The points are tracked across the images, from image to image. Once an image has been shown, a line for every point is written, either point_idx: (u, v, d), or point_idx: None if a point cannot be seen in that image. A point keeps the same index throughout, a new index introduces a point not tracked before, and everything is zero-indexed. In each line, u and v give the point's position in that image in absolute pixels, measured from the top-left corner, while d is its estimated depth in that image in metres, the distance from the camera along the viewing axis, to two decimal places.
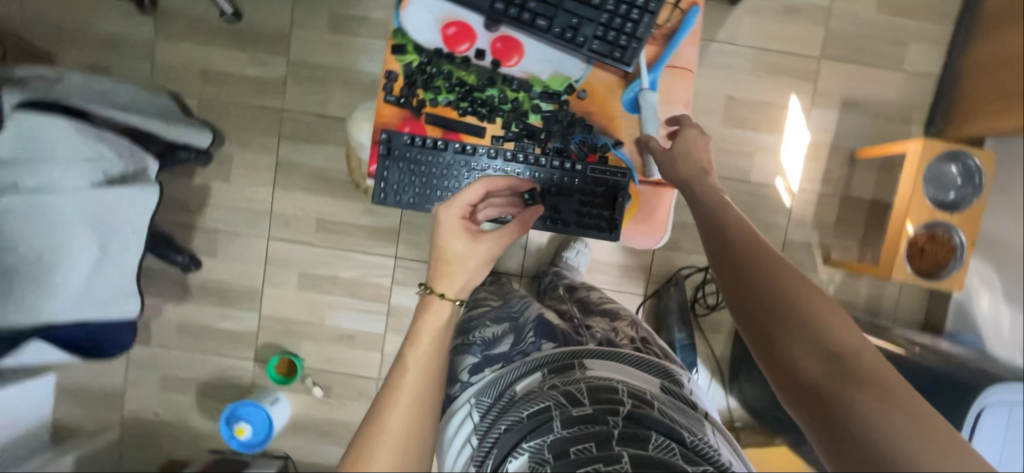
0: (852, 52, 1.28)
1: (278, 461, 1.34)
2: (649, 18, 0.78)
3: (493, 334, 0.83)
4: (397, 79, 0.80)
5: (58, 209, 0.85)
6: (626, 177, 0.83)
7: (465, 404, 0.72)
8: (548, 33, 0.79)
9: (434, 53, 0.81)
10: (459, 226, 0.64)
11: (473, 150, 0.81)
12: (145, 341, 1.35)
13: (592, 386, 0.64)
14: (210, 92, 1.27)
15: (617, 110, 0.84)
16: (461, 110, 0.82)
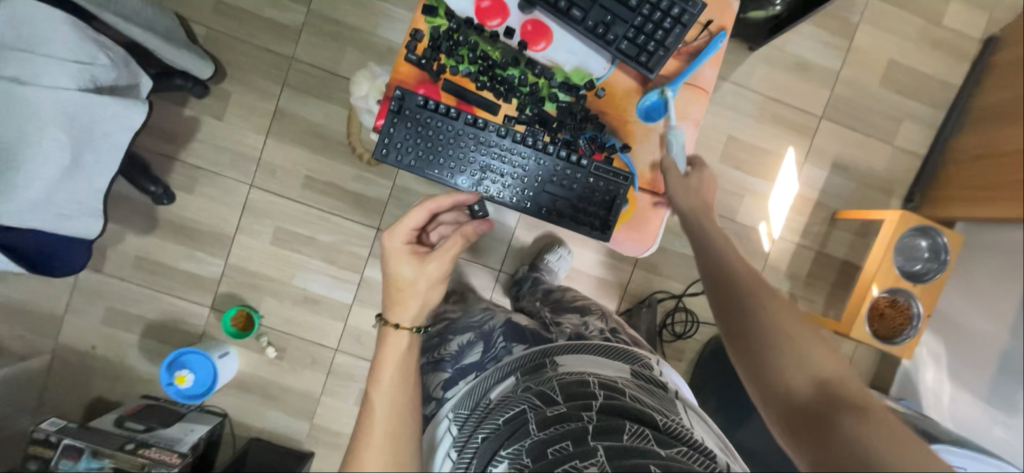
0: (849, 118, 1.35)
1: (214, 418, 1.27)
2: (681, 30, 0.75)
3: (459, 346, 0.83)
4: (422, 39, 0.75)
5: (32, 104, 0.81)
6: (627, 180, 0.78)
7: (443, 419, 0.71)
8: (580, 25, 0.75)
9: (464, 22, 0.77)
10: (406, 249, 0.70)
11: (484, 126, 0.76)
12: (98, 268, 1.28)
13: (564, 384, 0.65)
14: (221, 26, 1.24)
15: (631, 113, 0.79)
16: (479, 83, 0.77)
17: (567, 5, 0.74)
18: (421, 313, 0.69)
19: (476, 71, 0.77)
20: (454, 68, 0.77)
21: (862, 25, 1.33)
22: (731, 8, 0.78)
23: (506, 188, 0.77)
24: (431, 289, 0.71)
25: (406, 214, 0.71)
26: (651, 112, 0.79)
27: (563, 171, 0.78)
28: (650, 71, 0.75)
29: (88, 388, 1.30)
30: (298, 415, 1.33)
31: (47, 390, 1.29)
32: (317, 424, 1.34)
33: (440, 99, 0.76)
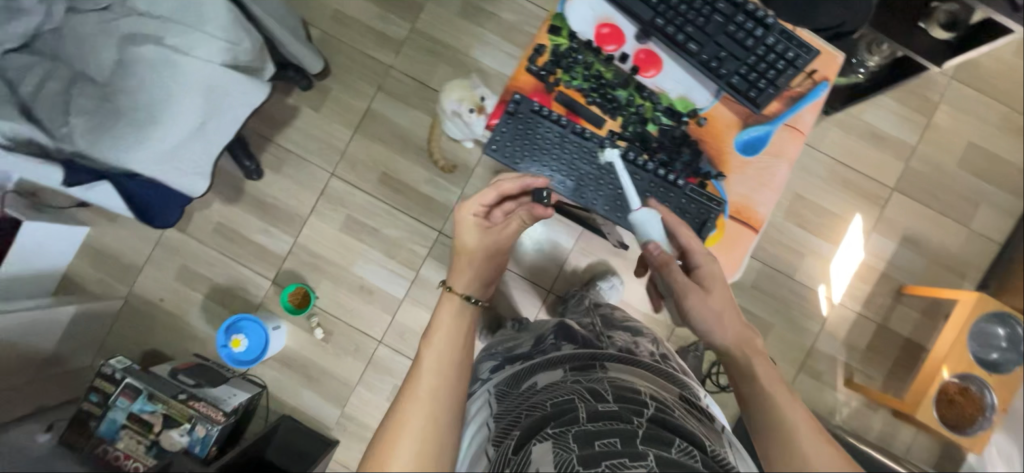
0: (925, 194, 1.32)
1: (255, 387, 1.31)
2: (793, 72, 0.74)
3: (514, 345, 0.90)
4: (544, 53, 0.77)
5: (181, 69, 0.91)
6: (719, 206, 0.76)
7: (483, 394, 0.75)
8: (694, 58, 0.75)
9: (583, 44, 0.78)
10: (476, 220, 0.70)
11: (589, 137, 0.76)
12: (182, 228, 1.38)
13: (616, 386, 0.66)
14: (334, 31, 1.37)
15: (729, 145, 0.78)
16: (590, 99, 0.78)
17: (684, 38, 0.74)
18: (475, 283, 0.69)
19: (586, 87, 0.78)
20: (566, 82, 0.78)
21: (944, 103, 1.32)
22: (838, 59, 0.78)
23: (599, 203, 0.76)
24: (491, 261, 0.71)
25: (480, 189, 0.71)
26: (752, 146, 0.78)
27: (661, 188, 0.76)
28: (758, 106, 0.75)
29: (147, 338, 1.37)
30: (331, 399, 1.36)
31: (111, 334, 1.38)
32: (348, 412, 1.36)
33: (550, 107, 0.78)
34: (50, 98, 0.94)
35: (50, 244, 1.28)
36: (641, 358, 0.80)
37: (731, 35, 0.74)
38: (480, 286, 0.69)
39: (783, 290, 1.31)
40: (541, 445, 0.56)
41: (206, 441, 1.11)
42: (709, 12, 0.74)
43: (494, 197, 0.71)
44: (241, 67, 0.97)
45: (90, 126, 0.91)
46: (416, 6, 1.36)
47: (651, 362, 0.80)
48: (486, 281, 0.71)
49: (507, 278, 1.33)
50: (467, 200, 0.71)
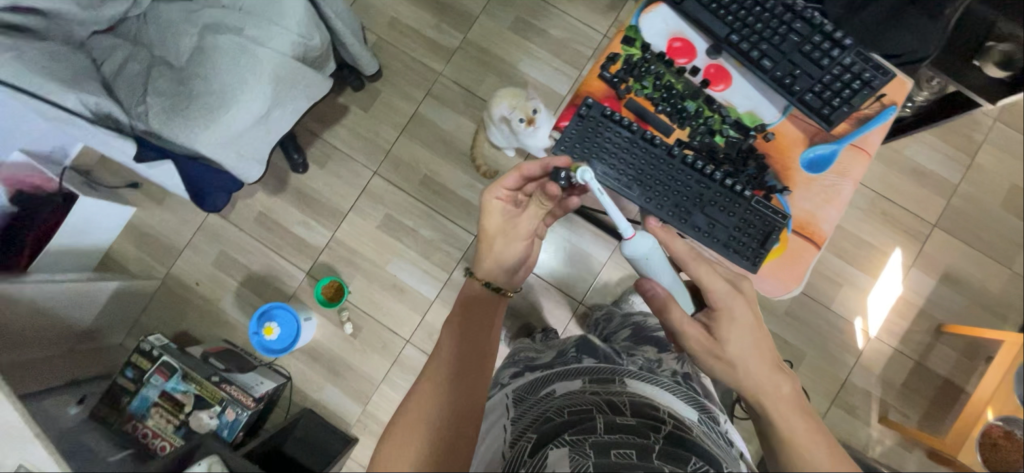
0: (967, 233, 1.31)
1: (281, 378, 1.31)
2: (867, 92, 0.76)
3: (536, 355, 0.90)
4: (618, 61, 0.81)
5: (255, 58, 0.96)
6: (783, 219, 0.76)
7: (501, 401, 0.74)
8: (767, 74, 0.78)
9: (657, 54, 0.81)
10: (498, 207, 0.75)
11: (658, 142, 0.78)
12: (224, 215, 1.41)
13: (634, 401, 0.64)
14: (390, 37, 1.43)
15: (795, 162, 0.79)
16: (661, 107, 0.80)
17: (759, 55, 0.78)
18: (494, 271, 0.76)
19: (657, 96, 0.81)
20: (637, 90, 0.81)
21: (987, 144, 1.32)
22: (907, 85, 0.79)
23: (663, 209, 0.78)
24: (511, 245, 0.76)
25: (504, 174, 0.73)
26: (817, 164, 0.79)
27: (726, 199, 0.77)
28: (830, 124, 0.76)
29: (179, 321, 1.39)
30: (354, 396, 1.35)
31: (144, 314, 1.39)
32: (370, 410, 1.35)
33: (621, 113, 0.80)
34: (130, 81, 0.99)
35: (98, 220, 1.32)
36: (661, 374, 0.78)
37: (804, 55, 0.77)
38: (496, 270, 0.76)
39: (818, 320, 1.29)
40: (557, 450, 0.53)
41: (234, 426, 1.11)
42: (784, 32, 0.78)
43: (516, 181, 0.73)
44: (308, 62, 1.03)
45: (164, 109, 0.95)
46: (470, 19, 1.42)
47: (671, 378, 0.78)
48: (504, 266, 0.76)
49: (535, 285, 1.33)
50: (491, 186, 0.74)
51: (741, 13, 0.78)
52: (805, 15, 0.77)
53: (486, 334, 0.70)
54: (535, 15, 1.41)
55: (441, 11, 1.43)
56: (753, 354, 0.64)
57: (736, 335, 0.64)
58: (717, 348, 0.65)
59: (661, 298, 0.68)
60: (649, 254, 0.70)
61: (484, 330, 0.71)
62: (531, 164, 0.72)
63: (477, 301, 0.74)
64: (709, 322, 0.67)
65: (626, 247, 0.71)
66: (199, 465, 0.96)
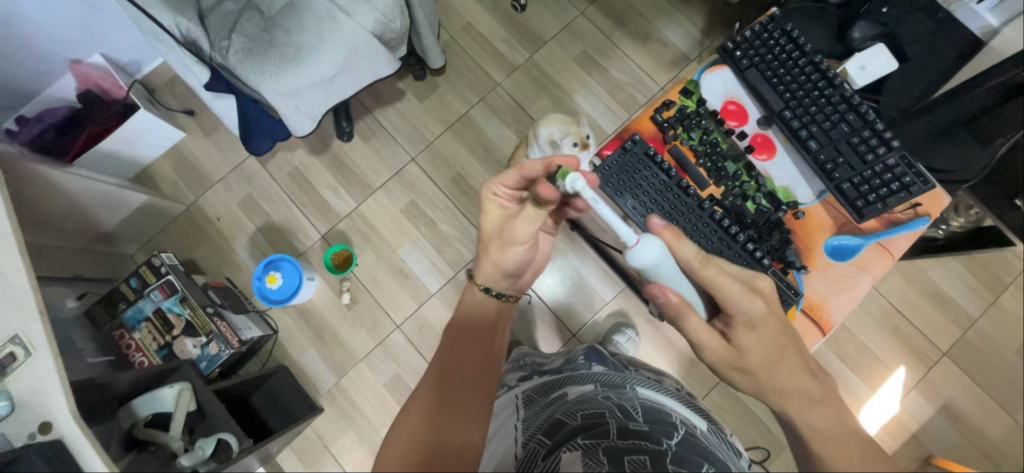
0: (977, 370, 1.28)
1: (268, 329, 1.33)
2: (904, 195, 0.77)
3: (545, 363, 0.91)
4: (672, 108, 0.85)
5: (338, 25, 1.03)
6: (796, 296, 0.77)
7: (512, 404, 0.75)
8: (810, 156, 0.81)
9: (710, 112, 0.85)
10: (496, 206, 0.69)
11: (691, 192, 0.80)
12: (263, 161, 1.47)
13: (647, 408, 0.66)
14: (461, 39, 1.50)
15: (819, 245, 0.80)
16: (702, 160, 0.83)
17: (806, 135, 0.80)
18: (495, 277, 0.74)
19: (701, 149, 0.84)
20: (683, 139, 0.84)
21: (1015, 287, 1.31)
22: (944, 201, 0.80)
23: None
24: (508, 250, 0.72)
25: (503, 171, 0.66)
26: (841, 253, 0.80)
27: (744, 261, 0.78)
28: (861, 217, 0.78)
29: (190, 249, 1.42)
30: (331, 366, 1.35)
31: (161, 233, 1.43)
32: (342, 384, 1.35)
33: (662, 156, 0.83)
34: (221, 17, 1.07)
35: (151, 138, 1.38)
36: (669, 388, 0.80)
37: (851, 146, 0.79)
38: (496, 275, 0.73)
39: None
40: (570, 454, 0.54)
41: (213, 360, 1.13)
42: (836, 119, 0.80)
43: (516, 180, 0.66)
44: (384, 42, 1.10)
45: (243, 49, 1.02)
46: (539, 42, 1.49)
47: (680, 393, 0.80)
48: (504, 271, 0.73)
49: (535, 308, 1.34)
50: (492, 181, 0.68)
51: (798, 93, 0.82)
52: (860, 109, 0.80)
53: (482, 350, 0.68)
54: (601, 53, 1.48)
55: (514, 29, 1.50)
56: (777, 361, 0.62)
57: (756, 339, 0.62)
58: (740, 360, 0.62)
59: (677, 304, 0.63)
60: (657, 261, 0.61)
61: (481, 346, 0.68)
62: (531, 162, 0.64)
63: (475, 315, 0.73)
64: (725, 329, 0.64)
65: (630, 258, 0.62)
66: (170, 388, 0.96)
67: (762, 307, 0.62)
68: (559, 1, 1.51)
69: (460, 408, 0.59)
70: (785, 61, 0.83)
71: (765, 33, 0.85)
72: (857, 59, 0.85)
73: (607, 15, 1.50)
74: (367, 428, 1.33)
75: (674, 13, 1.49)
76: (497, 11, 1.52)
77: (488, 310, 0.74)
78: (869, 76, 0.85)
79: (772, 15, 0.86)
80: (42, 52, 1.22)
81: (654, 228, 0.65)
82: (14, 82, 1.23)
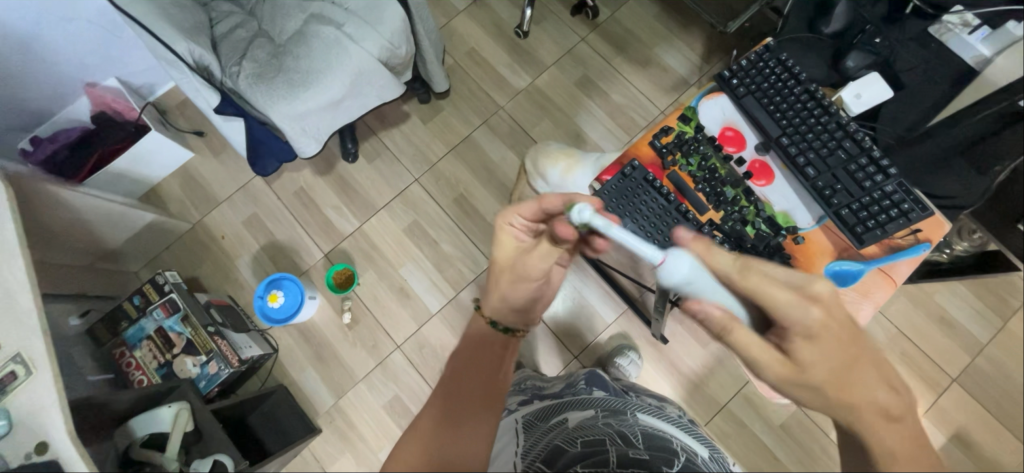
0: (987, 397, 1.25)
1: (269, 348, 1.32)
2: (903, 222, 0.77)
3: (546, 387, 0.91)
4: (671, 133, 0.86)
5: (345, 52, 1.06)
6: None
7: (511, 429, 0.74)
8: (808, 182, 0.81)
9: (708, 138, 0.86)
10: (512, 236, 0.68)
11: (690, 216, 0.81)
12: (269, 181, 1.49)
13: (647, 435, 0.65)
14: (465, 64, 1.54)
15: (820, 270, 0.80)
16: (700, 185, 0.84)
17: (804, 162, 0.81)
18: (503, 310, 0.71)
19: (700, 175, 0.84)
20: (682, 164, 0.85)
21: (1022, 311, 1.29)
22: (945, 226, 0.79)
23: None
24: (519, 285, 0.71)
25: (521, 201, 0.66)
26: (842, 278, 0.79)
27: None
28: (860, 243, 0.78)
29: (193, 267, 1.43)
30: (330, 387, 1.34)
31: (166, 251, 1.44)
32: (341, 405, 1.33)
33: (661, 181, 0.84)
34: (233, 43, 1.11)
35: (161, 158, 1.41)
36: (671, 414, 0.79)
37: (848, 173, 0.80)
38: (503, 308, 0.71)
39: (814, 444, 1.23)
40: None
41: (212, 380, 1.13)
42: (833, 146, 0.81)
43: (534, 213, 0.65)
44: (389, 67, 1.13)
45: (254, 74, 1.05)
46: (542, 67, 1.52)
47: (681, 420, 0.79)
48: (513, 306, 0.72)
49: (536, 330, 1.33)
50: (509, 211, 0.68)
51: (795, 120, 0.83)
52: (856, 136, 0.81)
53: (490, 375, 0.66)
54: (602, 78, 1.51)
55: (517, 54, 1.54)
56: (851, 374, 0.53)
57: (821, 353, 0.54)
58: (802, 377, 0.54)
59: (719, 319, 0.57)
60: (688, 276, 0.60)
61: (488, 369, 0.66)
62: (551, 196, 0.62)
63: (480, 339, 0.71)
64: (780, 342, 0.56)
65: (662, 275, 0.61)
66: (168, 407, 0.96)
67: (822, 316, 0.54)
68: (561, 28, 1.55)
69: (459, 432, 0.58)
70: (781, 89, 0.84)
71: (760, 62, 0.87)
72: (851, 88, 0.87)
73: (608, 41, 1.53)
74: (365, 451, 1.31)
75: (673, 39, 1.52)
76: (501, 37, 1.56)
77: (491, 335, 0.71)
78: (863, 104, 0.86)
79: (767, 45, 0.88)
80: (59, 75, 1.26)
81: (684, 238, 0.57)
82: (31, 104, 1.26)
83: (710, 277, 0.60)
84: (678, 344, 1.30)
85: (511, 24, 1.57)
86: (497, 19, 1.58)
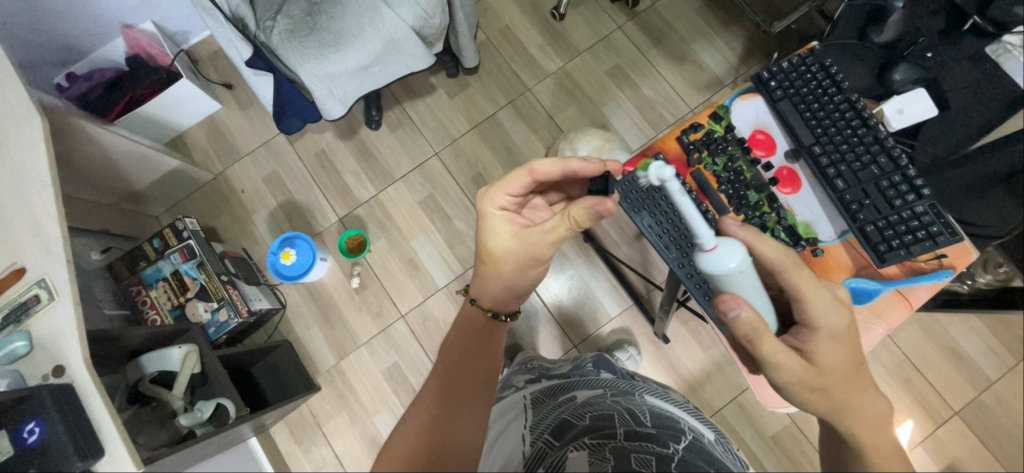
0: (988, 435, 1.23)
1: (277, 303, 1.36)
2: (930, 245, 0.74)
3: (553, 368, 0.92)
4: (700, 131, 0.84)
5: (380, 16, 1.05)
6: None
7: (518, 405, 0.75)
8: (836, 195, 0.80)
9: (738, 139, 0.84)
10: (504, 221, 0.70)
11: (709, 217, 0.79)
12: (292, 139, 1.50)
13: (655, 414, 0.65)
14: (497, 41, 1.52)
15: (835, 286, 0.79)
16: (724, 186, 0.82)
17: (834, 174, 0.79)
18: (504, 294, 0.72)
19: (724, 176, 0.83)
20: (707, 163, 0.83)
21: None
22: (972, 255, 0.77)
23: (691, 279, 0.78)
24: (524, 272, 0.71)
25: (506, 177, 0.67)
26: (857, 295, 0.78)
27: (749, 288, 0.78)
28: (881, 262, 0.76)
29: (212, 217, 1.46)
30: (333, 347, 1.37)
31: (188, 199, 1.47)
32: (341, 366, 1.36)
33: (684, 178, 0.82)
34: None
35: (189, 107, 1.43)
36: (676, 399, 0.80)
37: (879, 189, 0.78)
38: (507, 297, 0.73)
39: (805, 459, 1.22)
40: (576, 453, 0.53)
41: (221, 327, 1.16)
42: (866, 161, 0.79)
43: (521, 186, 0.67)
44: (422, 36, 1.12)
45: (287, 30, 1.05)
46: (574, 52, 1.50)
47: (687, 404, 0.80)
48: (517, 293, 0.74)
49: (539, 315, 1.34)
50: (494, 192, 0.69)
51: (830, 129, 0.81)
52: (892, 152, 0.78)
53: (484, 356, 0.68)
54: (634, 69, 1.48)
55: (551, 36, 1.51)
56: (831, 387, 0.56)
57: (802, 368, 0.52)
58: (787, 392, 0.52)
59: (749, 322, 0.53)
60: (741, 266, 0.57)
61: (483, 355, 0.68)
62: (543, 164, 0.64)
63: (469, 329, 0.73)
64: (800, 344, 0.58)
65: (707, 263, 0.58)
66: (177, 348, 0.99)
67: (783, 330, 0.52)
68: (598, 14, 1.52)
69: (463, 410, 0.59)
70: (820, 96, 0.82)
71: (803, 66, 0.84)
72: (894, 103, 0.84)
73: (644, 31, 1.50)
74: (361, 413, 1.34)
75: (713, 36, 1.48)
76: (536, 17, 1.53)
77: (477, 325, 0.73)
78: (905, 120, 0.83)
79: (812, 49, 0.85)
80: (99, 15, 1.28)
81: (731, 231, 0.60)
82: (68, 39, 1.29)
83: (755, 271, 0.59)
84: (679, 345, 1.30)
85: (547, 5, 1.54)
86: None
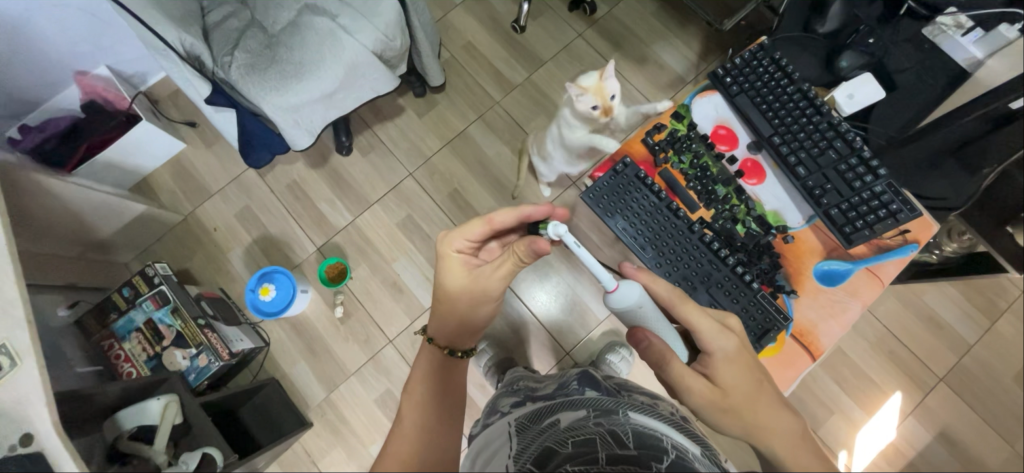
0: (973, 397, 1.26)
1: (261, 341, 1.32)
2: (891, 222, 0.78)
3: (540, 386, 0.91)
4: (664, 131, 0.86)
5: (340, 43, 1.05)
6: (784, 321, 0.77)
7: (502, 432, 0.74)
8: (799, 182, 0.82)
9: (701, 136, 0.86)
10: (460, 262, 0.69)
11: (680, 213, 0.82)
12: (262, 173, 1.48)
13: (638, 433, 0.64)
14: (461, 57, 1.53)
15: (808, 270, 0.80)
16: (692, 182, 0.84)
17: (795, 161, 0.82)
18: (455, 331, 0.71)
19: (691, 173, 0.84)
20: (674, 162, 0.85)
21: (1011, 312, 1.30)
22: (933, 228, 0.80)
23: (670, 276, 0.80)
24: (479, 309, 0.70)
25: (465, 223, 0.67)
26: (831, 277, 0.80)
27: (732, 283, 0.80)
28: (848, 243, 0.79)
29: (185, 260, 1.42)
30: (321, 380, 1.34)
31: (158, 243, 1.43)
32: (332, 399, 1.33)
33: (653, 179, 0.85)
34: (225, 32, 1.10)
35: (152, 149, 1.40)
36: (660, 410, 0.79)
37: (838, 173, 0.81)
38: (461, 335, 0.72)
39: None
40: None
41: (202, 373, 1.12)
42: (824, 146, 0.82)
43: (479, 232, 0.67)
44: (384, 59, 1.12)
45: (246, 64, 1.04)
46: (538, 63, 1.52)
47: (672, 416, 0.79)
48: (471, 330, 0.72)
49: (528, 326, 1.33)
50: (452, 234, 0.68)
51: (787, 119, 0.83)
52: (847, 136, 0.82)
53: (442, 397, 0.67)
54: None
55: (513, 49, 1.53)
56: (759, 398, 0.61)
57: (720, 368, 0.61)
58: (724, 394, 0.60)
59: (659, 349, 0.63)
60: (640, 301, 0.64)
61: (443, 395, 0.67)
62: (501, 215, 0.66)
63: (429, 371, 0.70)
64: None
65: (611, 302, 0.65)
66: (157, 400, 0.95)
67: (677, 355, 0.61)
68: (558, 23, 1.54)
69: (434, 457, 0.58)
70: (774, 87, 0.85)
71: (754, 60, 0.87)
72: (844, 88, 0.87)
73: (605, 37, 1.53)
74: (356, 445, 1.31)
75: (670, 36, 1.52)
76: (497, 31, 1.55)
77: (435, 366, 0.71)
78: (856, 104, 0.86)
79: (761, 44, 0.88)
80: (50, 63, 1.25)
81: (630, 272, 0.67)
82: (20, 91, 1.25)
83: (655, 309, 0.66)
84: None
85: (506, 18, 1.56)
86: (493, 13, 1.56)
